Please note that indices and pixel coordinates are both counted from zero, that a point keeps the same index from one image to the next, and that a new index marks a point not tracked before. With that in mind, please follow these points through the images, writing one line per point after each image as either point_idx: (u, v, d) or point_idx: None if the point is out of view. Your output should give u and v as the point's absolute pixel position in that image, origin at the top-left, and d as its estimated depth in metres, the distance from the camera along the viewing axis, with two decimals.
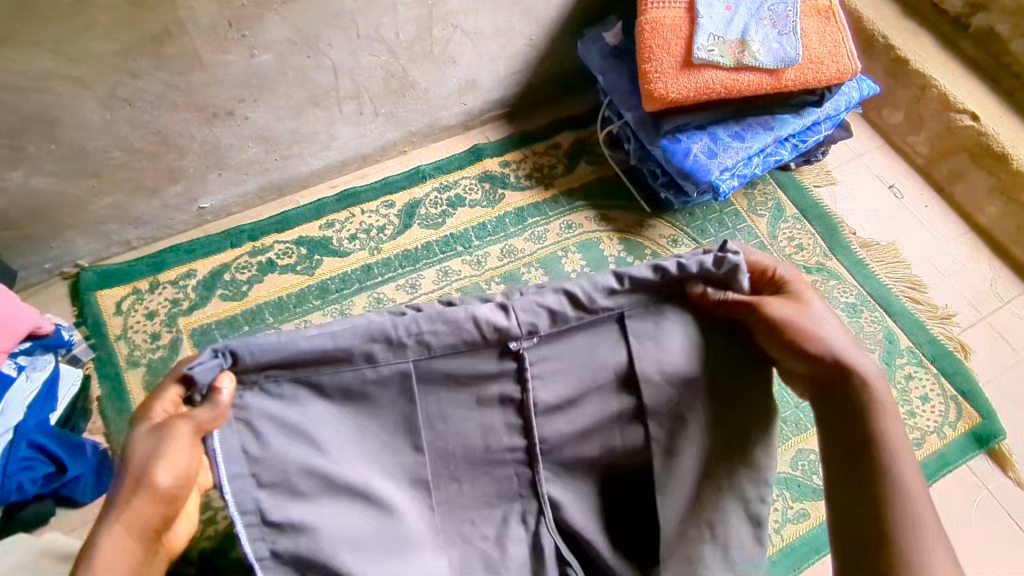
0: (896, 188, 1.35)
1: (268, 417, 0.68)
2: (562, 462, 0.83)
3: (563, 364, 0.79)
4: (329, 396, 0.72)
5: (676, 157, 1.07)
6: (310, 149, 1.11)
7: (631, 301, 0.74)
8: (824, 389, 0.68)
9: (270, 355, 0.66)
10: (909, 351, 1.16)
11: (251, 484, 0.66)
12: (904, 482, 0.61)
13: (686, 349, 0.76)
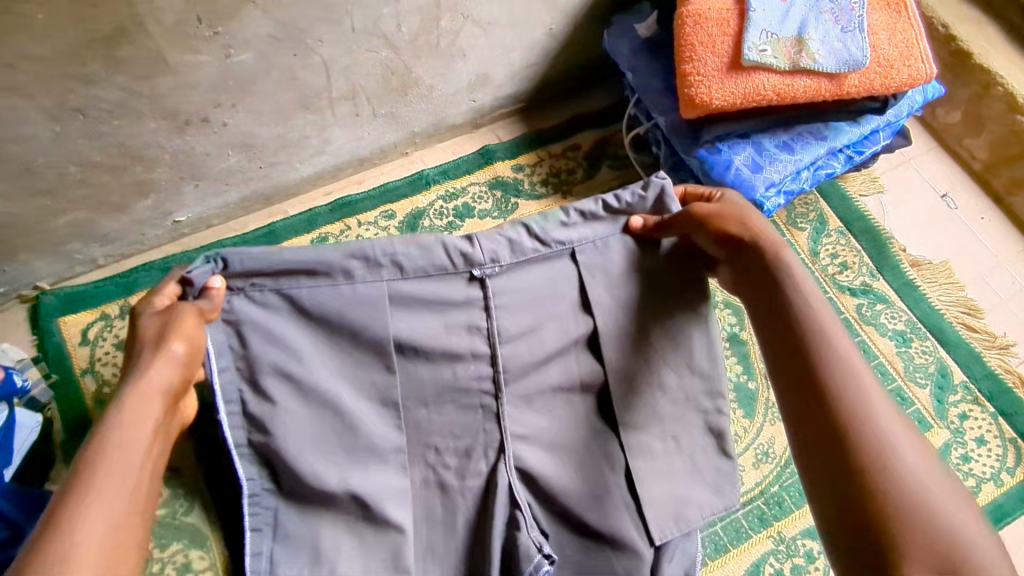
0: (949, 198, 1.22)
1: (254, 323, 0.73)
2: (527, 395, 0.81)
3: (526, 297, 0.81)
4: (309, 317, 0.75)
5: (716, 170, 0.94)
6: (299, 154, 0.98)
7: (590, 232, 0.82)
8: (742, 265, 0.73)
9: (258, 262, 0.72)
10: (963, 386, 1.06)
11: (237, 378, 0.72)
12: (820, 319, 0.65)
13: (632, 276, 0.83)
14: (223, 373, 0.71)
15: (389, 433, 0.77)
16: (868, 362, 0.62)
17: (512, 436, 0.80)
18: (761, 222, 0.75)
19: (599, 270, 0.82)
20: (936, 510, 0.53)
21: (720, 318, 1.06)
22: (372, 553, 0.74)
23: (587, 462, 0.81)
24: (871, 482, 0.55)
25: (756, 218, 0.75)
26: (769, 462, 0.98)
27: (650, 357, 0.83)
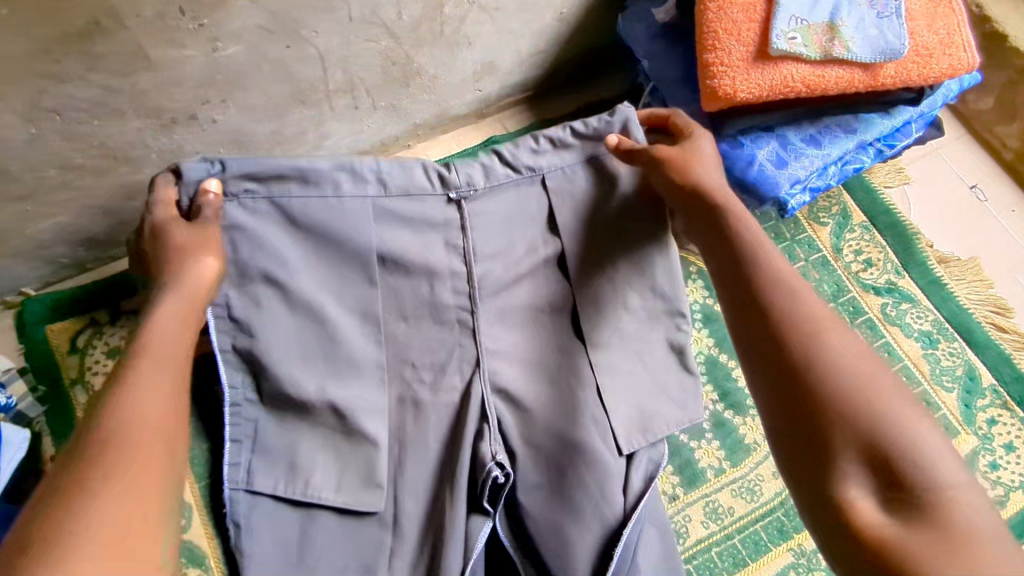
0: (978, 189, 1.16)
1: (241, 232, 0.76)
2: (499, 311, 0.87)
3: (498, 219, 0.86)
4: (298, 230, 0.79)
5: (738, 166, 0.89)
6: (296, 150, 0.93)
7: (556, 160, 0.86)
8: (698, 211, 0.73)
9: (252, 168, 0.75)
10: (992, 390, 1.01)
11: (224, 283, 0.76)
12: (768, 256, 0.65)
13: (605, 199, 0.87)
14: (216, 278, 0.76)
15: (366, 345, 0.83)
16: (812, 289, 0.62)
17: (485, 352, 0.85)
18: (712, 162, 0.78)
19: (568, 195, 0.87)
20: (874, 404, 0.52)
21: None
22: (346, 466, 0.81)
23: (554, 378, 0.86)
24: (810, 380, 0.55)
25: (710, 161, 0.78)
26: None
27: (618, 280, 0.88)
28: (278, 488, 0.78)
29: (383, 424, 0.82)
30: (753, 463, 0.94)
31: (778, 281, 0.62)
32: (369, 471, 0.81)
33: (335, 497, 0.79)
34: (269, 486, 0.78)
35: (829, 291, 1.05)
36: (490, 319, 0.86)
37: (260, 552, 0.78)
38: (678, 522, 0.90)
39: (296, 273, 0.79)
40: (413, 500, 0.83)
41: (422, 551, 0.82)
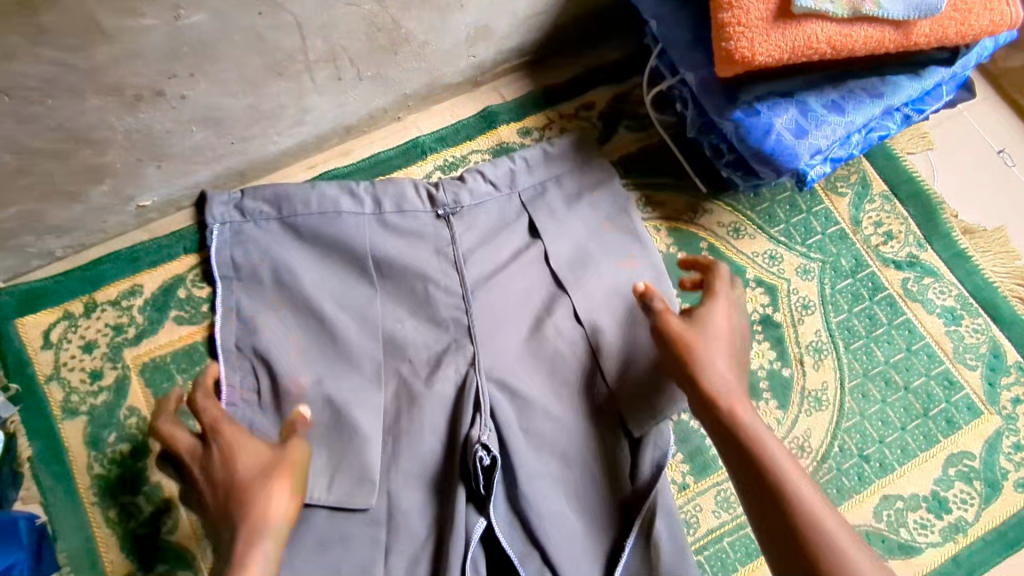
0: (1006, 154, 1.09)
1: (261, 244, 0.89)
2: (491, 304, 0.89)
3: (483, 227, 0.93)
4: (307, 244, 0.90)
5: (754, 135, 0.83)
6: (277, 126, 0.87)
7: (532, 179, 0.95)
8: (696, 397, 0.72)
9: (270, 192, 0.90)
10: (1017, 368, 0.96)
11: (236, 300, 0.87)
12: (778, 462, 0.65)
13: (578, 210, 0.94)
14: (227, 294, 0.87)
15: (365, 346, 0.85)
16: (818, 489, 0.64)
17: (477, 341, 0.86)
18: (726, 347, 0.74)
19: (544, 207, 0.94)
20: None
21: (752, 300, 0.96)
22: (340, 469, 0.79)
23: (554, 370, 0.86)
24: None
25: (724, 346, 0.74)
26: (804, 456, 0.90)
27: (605, 272, 0.91)
28: None
29: (375, 417, 0.82)
30: None
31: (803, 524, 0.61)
32: (362, 471, 0.79)
33: (326, 497, 0.77)
34: None
35: (847, 266, 1.00)
36: (483, 314, 0.88)
37: None
38: (688, 512, 0.86)
39: (302, 273, 0.87)
40: (409, 498, 0.79)
41: (425, 552, 0.78)
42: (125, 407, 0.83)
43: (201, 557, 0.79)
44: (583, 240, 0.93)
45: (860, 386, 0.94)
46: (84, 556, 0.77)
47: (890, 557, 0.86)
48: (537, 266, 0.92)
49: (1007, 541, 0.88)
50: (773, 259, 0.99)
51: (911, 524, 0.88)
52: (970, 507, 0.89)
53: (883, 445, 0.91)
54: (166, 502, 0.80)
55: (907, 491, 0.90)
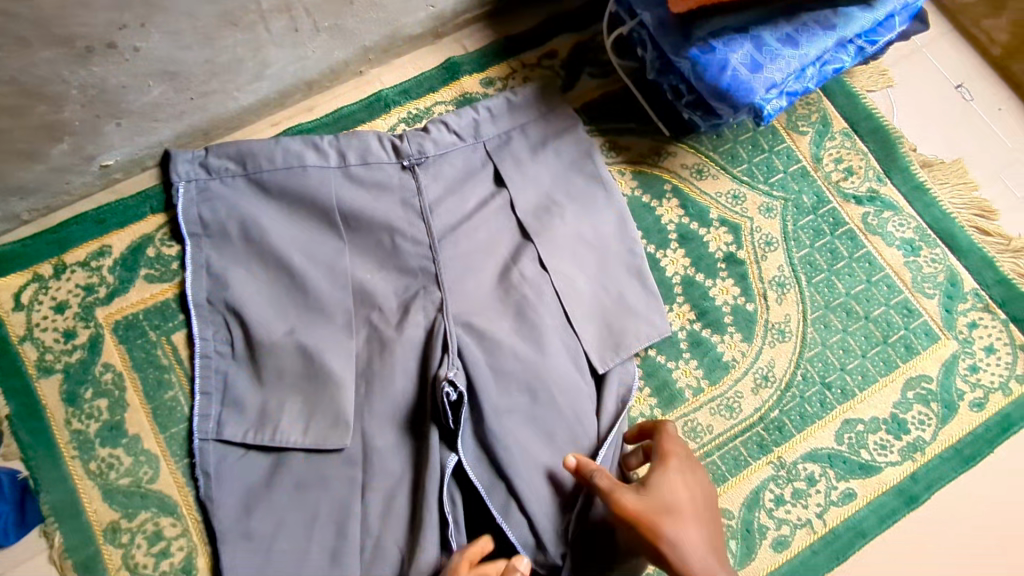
0: (964, 89, 1.10)
1: (225, 200, 0.88)
2: (459, 254, 0.89)
3: (449, 178, 0.92)
4: (272, 198, 0.89)
5: (710, 72, 0.84)
6: (236, 81, 0.87)
7: (497, 129, 0.95)
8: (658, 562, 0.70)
9: (234, 147, 0.89)
10: (974, 294, 0.99)
11: (204, 254, 0.87)
12: None
13: (543, 160, 0.95)
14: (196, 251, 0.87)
15: (335, 295, 0.86)
16: None
17: (443, 288, 0.87)
18: (688, 514, 0.72)
19: (509, 156, 0.94)
20: None
21: (715, 239, 0.98)
22: (315, 415, 0.81)
23: (521, 313, 0.87)
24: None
25: (688, 516, 0.72)
26: (768, 386, 0.93)
27: (569, 219, 0.93)
28: (246, 438, 0.81)
29: (347, 363, 0.83)
30: (732, 380, 0.93)
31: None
32: (336, 414, 0.81)
33: (302, 440, 0.80)
34: (238, 436, 0.81)
35: (808, 203, 1.02)
36: (451, 261, 0.89)
37: (227, 501, 0.79)
38: None
39: (269, 227, 0.87)
40: (383, 436, 0.82)
41: (399, 486, 0.81)
42: (100, 364, 0.85)
43: (184, 504, 0.81)
44: (546, 187, 0.94)
45: (822, 317, 0.96)
46: (67, 507, 0.79)
47: (850, 477, 0.91)
48: (503, 215, 0.92)
49: (964, 458, 0.92)
50: (736, 199, 1.01)
51: (871, 445, 0.92)
52: (927, 427, 0.93)
53: (844, 373, 0.94)
54: (146, 453, 0.82)
55: (866, 415, 0.93)
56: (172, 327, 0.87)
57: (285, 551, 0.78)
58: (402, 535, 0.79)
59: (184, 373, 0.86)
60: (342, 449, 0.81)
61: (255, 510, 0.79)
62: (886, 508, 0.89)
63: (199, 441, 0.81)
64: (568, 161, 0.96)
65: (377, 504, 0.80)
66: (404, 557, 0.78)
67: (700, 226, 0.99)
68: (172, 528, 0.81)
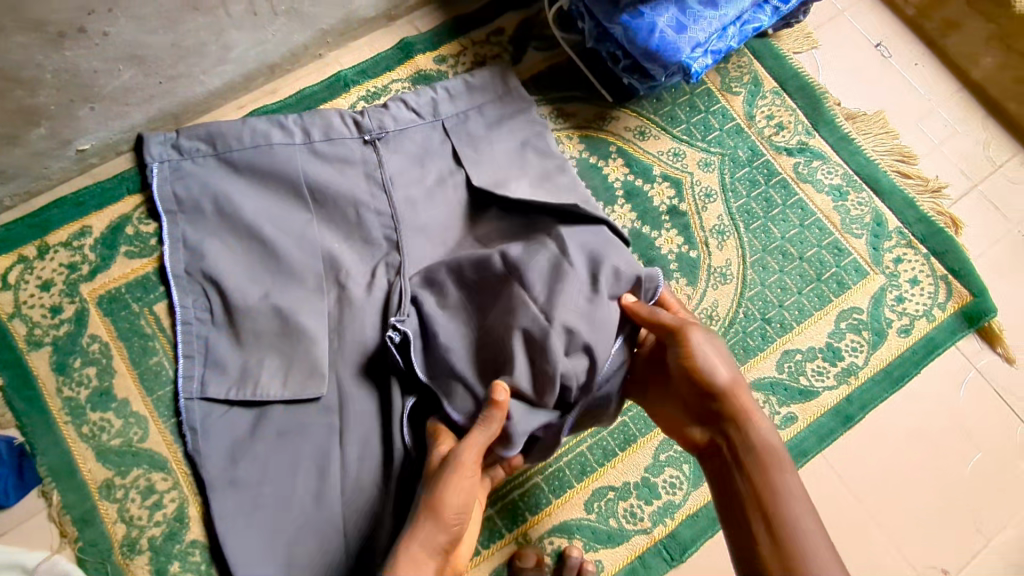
0: (883, 47, 1.19)
1: (196, 177, 0.93)
2: (418, 225, 0.94)
3: (407, 152, 0.97)
4: (242, 173, 0.94)
5: (640, 35, 0.92)
6: (201, 64, 0.93)
7: (455, 109, 1.00)
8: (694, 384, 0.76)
9: (204, 128, 0.94)
10: (898, 232, 1.08)
11: (179, 228, 0.92)
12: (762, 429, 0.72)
13: (498, 135, 1.00)
14: (171, 226, 0.92)
15: (306, 261, 0.91)
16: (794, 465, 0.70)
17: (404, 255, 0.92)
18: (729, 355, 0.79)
19: (465, 135, 0.99)
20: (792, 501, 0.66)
21: (658, 194, 1.06)
22: (292, 370, 0.87)
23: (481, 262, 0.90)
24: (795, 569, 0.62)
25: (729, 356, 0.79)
26: (713, 323, 1.01)
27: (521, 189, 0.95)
28: (229, 395, 0.86)
29: (320, 321, 0.89)
30: None
31: (778, 493, 0.67)
32: (312, 368, 0.87)
33: (281, 392, 0.86)
34: (220, 393, 0.86)
35: (743, 156, 1.10)
36: (410, 228, 0.94)
37: (214, 453, 0.85)
38: None
39: (241, 201, 0.92)
40: (354, 385, 0.88)
41: (373, 430, 0.87)
42: (87, 335, 0.90)
43: (174, 459, 0.87)
44: (500, 165, 0.97)
45: (760, 260, 1.05)
46: (63, 468, 0.85)
47: (791, 402, 0.99)
48: (458, 191, 0.97)
49: (894, 379, 1.01)
50: (677, 156, 1.09)
51: (809, 372, 1.00)
52: (860, 352, 1.02)
53: (783, 308, 1.03)
54: (135, 415, 0.88)
55: (803, 345, 1.02)
56: (153, 298, 0.93)
57: (269, 494, 0.84)
58: (377, 473, 0.86)
59: (167, 339, 0.92)
60: (319, 398, 0.87)
61: (240, 459, 0.85)
62: (825, 428, 0.98)
63: (185, 401, 0.87)
64: (520, 136, 1.00)
65: (353, 446, 0.86)
66: (381, 489, 0.86)
67: (644, 182, 1.06)
68: (164, 482, 0.87)
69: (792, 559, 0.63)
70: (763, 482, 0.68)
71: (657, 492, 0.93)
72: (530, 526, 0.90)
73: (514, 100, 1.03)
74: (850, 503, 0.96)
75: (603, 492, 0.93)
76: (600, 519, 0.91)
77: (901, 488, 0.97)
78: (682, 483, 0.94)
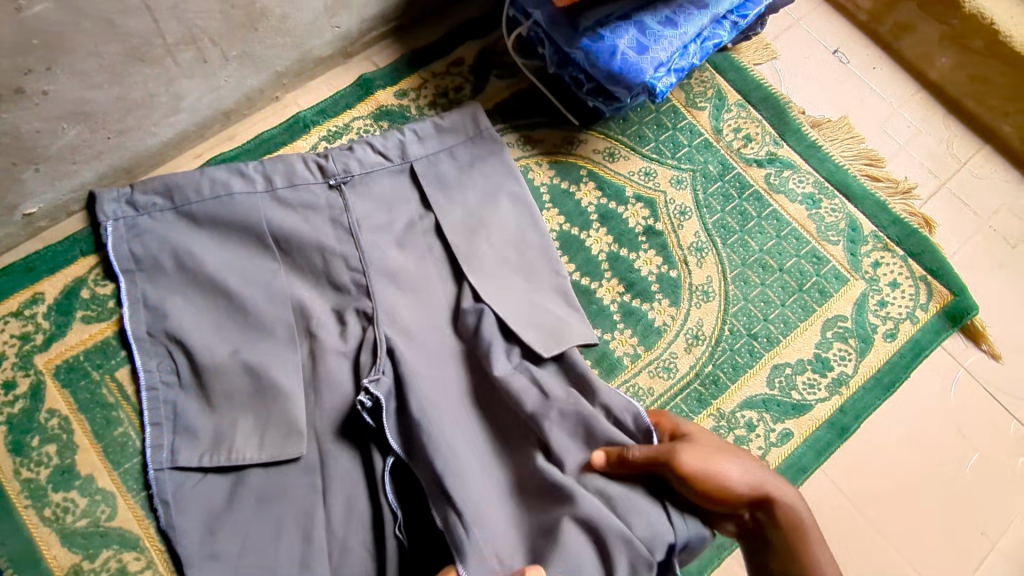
0: (840, 53, 1.20)
1: (152, 232, 0.89)
2: (389, 272, 0.91)
3: (374, 199, 0.94)
4: (202, 226, 0.90)
5: (602, 58, 0.91)
6: (152, 116, 0.89)
7: (423, 149, 0.97)
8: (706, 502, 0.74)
9: (158, 180, 0.90)
10: (873, 237, 1.08)
11: (138, 288, 0.87)
12: (791, 513, 0.70)
13: (469, 176, 0.97)
14: (128, 287, 0.87)
15: (276, 314, 0.87)
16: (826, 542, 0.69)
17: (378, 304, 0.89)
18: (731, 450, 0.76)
19: (434, 177, 0.96)
20: None
21: (633, 215, 1.05)
22: (268, 430, 0.82)
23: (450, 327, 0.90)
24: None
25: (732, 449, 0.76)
26: (700, 343, 0.99)
27: (495, 241, 0.94)
28: (203, 461, 0.81)
29: (295, 375, 0.85)
30: (666, 342, 0.99)
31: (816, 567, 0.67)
32: (289, 425, 0.82)
33: (258, 455, 0.81)
34: (192, 461, 0.81)
35: (714, 171, 1.09)
36: (380, 273, 0.90)
37: (189, 526, 0.80)
38: None
39: (203, 255, 0.88)
40: (334, 441, 0.83)
41: (358, 487, 0.83)
42: (44, 410, 0.85)
43: (146, 536, 0.82)
44: (472, 207, 0.96)
45: (740, 274, 1.03)
46: (24, 555, 0.79)
47: (785, 418, 0.97)
48: (429, 236, 0.94)
49: (884, 385, 1.00)
50: (648, 175, 1.08)
51: (800, 386, 0.99)
52: (848, 361, 1.01)
53: (768, 322, 1.01)
54: (101, 491, 0.83)
55: (793, 359, 1.00)
56: (114, 364, 0.88)
57: (252, 566, 0.78)
58: (370, 529, 0.82)
59: (132, 407, 0.86)
60: (299, 457, 0.82)
61: (219, 530, 0.80)
62: (822, 442, 0.96)
63: (154, 472, 0.82)
64: (491, 178, 0.98)
65: (338, 507, 0.81)
66: (372, 549, 0.81)
67: (618, 204, 1.05)
68: (136, 562, 0.81)
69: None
70: (806, 564, 0.67)
71: None
72: None
73: (484, 137, 1.00)
74: (854, 517, 0.94)
75: None
76: None
77: (902, 496, 0.96)
78: None
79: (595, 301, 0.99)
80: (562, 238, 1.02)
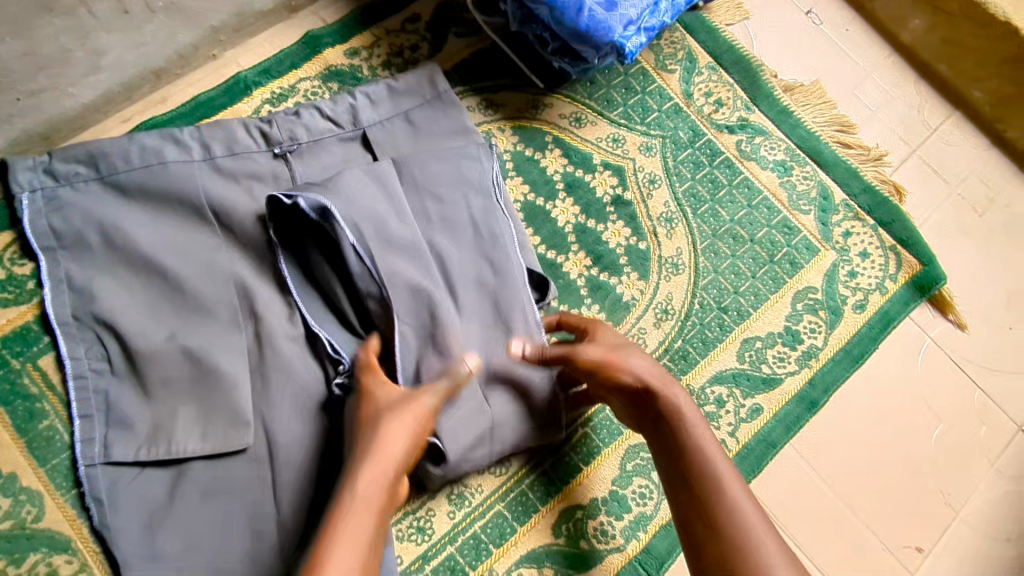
0: (814, 14, 1.16)
1: (73, 204, 0.80)
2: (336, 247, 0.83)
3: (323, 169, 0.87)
4: (131, 198, 0.81)
5: (568, 15, 0.85)
6: (68, 74, 0.82)
7: (378, 115, 0.90)
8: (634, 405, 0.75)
9: (78, 147, 0.81)
10: (844, 205, 1.06)
11: (60, 266, 0.79)
12: (693, 429, 0.71)
13: (423, 142, 0.90)
14: (47, 266, 0.79)
15: (221, 297, 0.80)
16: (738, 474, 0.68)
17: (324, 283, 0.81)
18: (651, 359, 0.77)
19: (389, 146, 0.89)
20: (726, 500, 0.65)
21: (601, 184, 1.00)
22: (212, 419, 0.76)
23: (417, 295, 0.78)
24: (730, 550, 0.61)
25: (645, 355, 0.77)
26: (669, 318, 0.96)
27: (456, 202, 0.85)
28: (139, 456, 0.75)
29: (240, 362, 0.79)
30: (635, 318, 0.95)
31: (706, 473, 0.67)
32: (235, 416, 0.77)
33: (201, 446, 0.75)
34: (128, 455, 0.75)
35: (685, 137, 1.05)
36: None
37: (127, 526, 0.74)
38: None
39: (133, 231, 0.80)
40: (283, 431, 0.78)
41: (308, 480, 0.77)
42: None
43: (78, 538, 0.76)
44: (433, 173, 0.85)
45: (710, 246, 1.00)
46: None
47: (755, 392, 0.95)
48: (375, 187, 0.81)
49: (853, 357, 0.98)
50: (616, 142, 1.02)
51: (770, 359, 0.97)
52: (818, 334, 0.99)
53: (738, 295, 0.98)
54: (26, 491, 0.76)
55: (763, 331, 0.98)
56: (37, 351, 0.80)
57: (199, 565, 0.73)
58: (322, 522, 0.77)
59: (58, 399, 0.79)
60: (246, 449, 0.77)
61: (160, 528, 0.74)
62: (791, 416, 0.95)
63: (85, 468, 0.75)
64: (444, 143, 0.90)
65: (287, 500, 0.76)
66: None
67: (585, 172, 1.00)
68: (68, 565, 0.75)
69: (719, 522, 0.64)
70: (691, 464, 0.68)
71: (627, 505, 0.88)
72: (496, 560, 0.83)
73: (443, 101, 0.92)
74: (822, 493, 0.93)
75: (572, 513, 0.87)
76: (570, 543, 0.85)
77: (868, 469, 0.95)
78: (653, 492, 0.89)
79: (561, 276, 0.94)
80: (527, 209, 0.96)
